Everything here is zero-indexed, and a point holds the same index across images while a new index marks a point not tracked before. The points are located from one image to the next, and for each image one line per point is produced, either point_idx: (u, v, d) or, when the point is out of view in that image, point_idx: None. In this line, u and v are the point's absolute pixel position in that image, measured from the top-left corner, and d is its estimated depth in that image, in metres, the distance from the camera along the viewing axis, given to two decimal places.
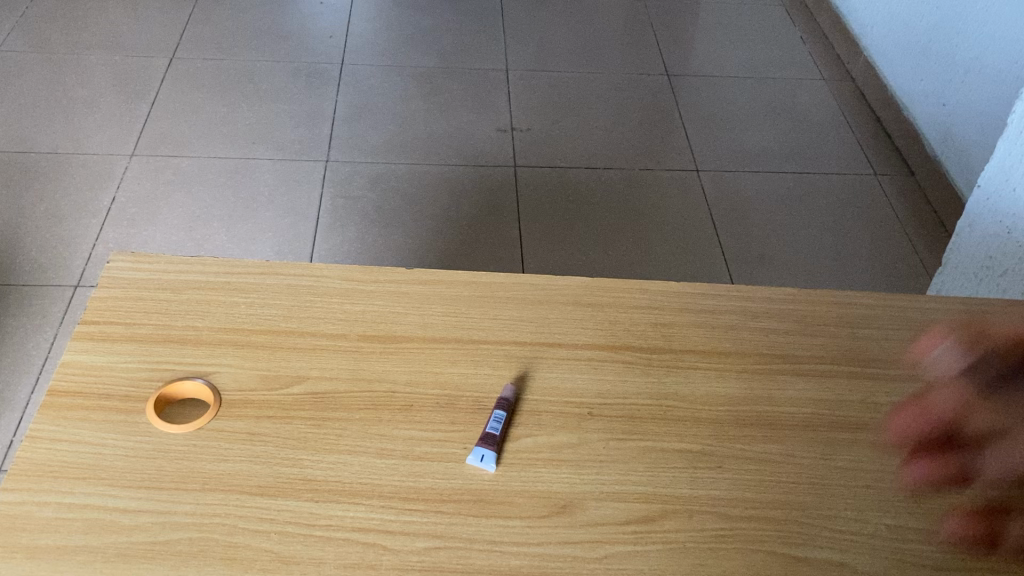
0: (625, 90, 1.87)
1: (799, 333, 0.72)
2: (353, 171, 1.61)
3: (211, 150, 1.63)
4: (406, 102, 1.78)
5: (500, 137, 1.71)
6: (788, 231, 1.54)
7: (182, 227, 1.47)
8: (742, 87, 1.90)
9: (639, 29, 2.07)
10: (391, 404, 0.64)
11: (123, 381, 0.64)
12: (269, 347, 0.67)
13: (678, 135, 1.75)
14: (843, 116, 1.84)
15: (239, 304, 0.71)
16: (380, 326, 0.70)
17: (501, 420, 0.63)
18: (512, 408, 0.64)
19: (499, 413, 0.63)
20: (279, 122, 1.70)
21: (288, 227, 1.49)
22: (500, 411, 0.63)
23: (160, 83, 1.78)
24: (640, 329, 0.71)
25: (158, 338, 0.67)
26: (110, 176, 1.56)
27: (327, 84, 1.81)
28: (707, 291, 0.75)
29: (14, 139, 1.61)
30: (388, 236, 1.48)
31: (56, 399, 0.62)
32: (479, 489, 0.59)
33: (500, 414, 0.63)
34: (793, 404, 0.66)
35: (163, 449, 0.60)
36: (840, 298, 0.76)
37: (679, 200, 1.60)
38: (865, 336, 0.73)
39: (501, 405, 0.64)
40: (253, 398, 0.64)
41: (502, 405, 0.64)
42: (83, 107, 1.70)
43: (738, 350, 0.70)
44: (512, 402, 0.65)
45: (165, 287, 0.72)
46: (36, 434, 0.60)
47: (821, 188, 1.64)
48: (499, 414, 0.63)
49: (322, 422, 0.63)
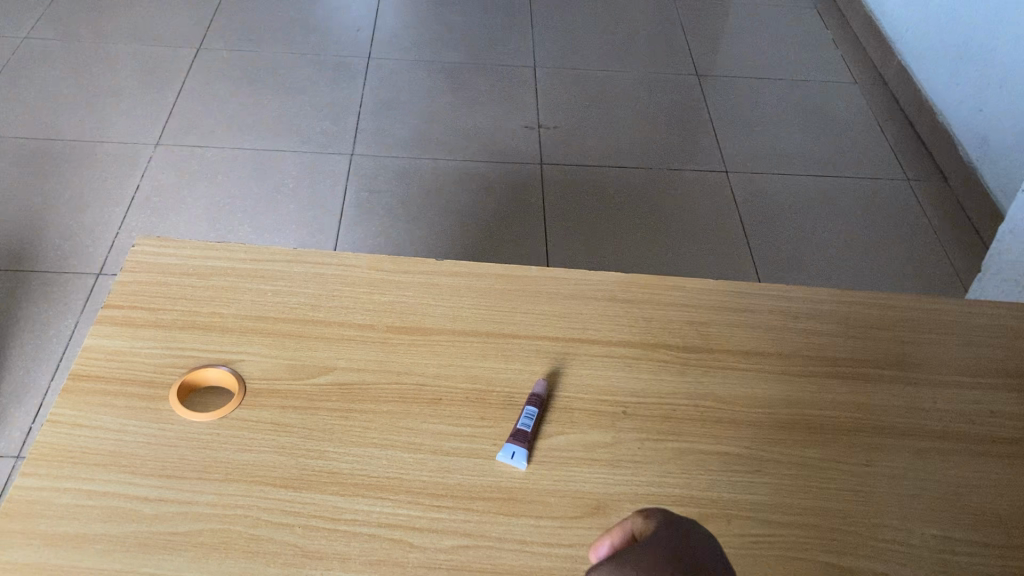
0: (653, 89, 1.84)
1: (840, 335, 0.70)
2: (379, 165, 1.60)
3: (236, 141, 1.62)
4: (433, 97, 1.77)
5: (526, 133, 1.70)
6: (818, 236, 1.52)
7: (206, 218, 1.46)
8: (773, 89, 1.87)
9: (669, 28, 2.04)
10: (420, 397, 0.62)
11: (146, 367, 0.62)
12: (296, 336, 0.66)
13: (706, 136, 1.73)
14: (875, 120, 1.81)
15: (266, 291, 0.69)
16: (409, 317, 0.68)
17: (532, 417, 0.61)
18: (545, 405, 0.62)
19: (530, 410, 0.61)
20: (304, 114, 1.69)
21: (312, 220, 1.48)
22: (531, 408, 0.61)
23: (186, 73, 1.77)
24: (676, 327, 0.69)
25: (182, 324, 0.66)
26: (134, 165, 1.55)
27: (354, 77, 1.80)
28: (746, 289, 0.73)
29: (41, 126, 1.61)
30: (412, 230, 1.47)
31: (78, 383, 0.61)
32: (508, 487, 0.57)
33: (531, 410, 0.61)
34: (834, 408, 0.64)
35: (186, 438, 0.59)
36: (882, 301, 0.74)
37: (706, 200, 1.57)
38: (907, 340, 0.70)
39: (533, 401, 0.62)
40: (279, 388, 0.62)
41: (534, 401, 0.62)
42: (110, 95, 1.70)
43: (778, 351, 0.68)
44: (544, 399, 0.63)
45: (190, 271, 0.70)
46: (57, 419, 0.59)
47: (852, 193, 1.61)
48: (529, 410, 0.61)
49: (349, 414, 0.61)
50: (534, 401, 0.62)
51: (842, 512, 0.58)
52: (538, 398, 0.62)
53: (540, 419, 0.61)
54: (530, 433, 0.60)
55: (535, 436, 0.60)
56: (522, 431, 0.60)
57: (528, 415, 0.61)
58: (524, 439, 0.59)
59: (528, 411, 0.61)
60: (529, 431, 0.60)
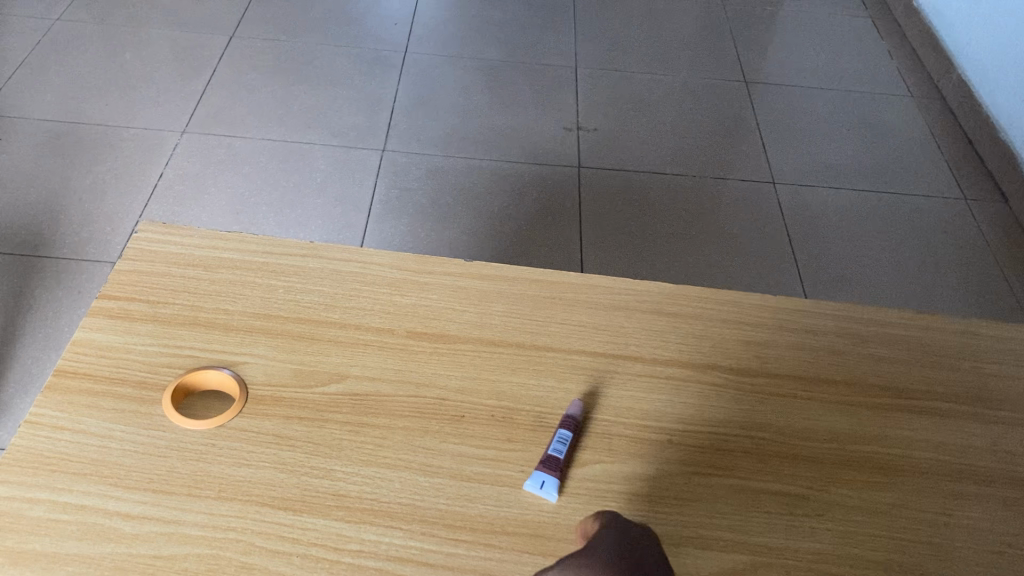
0: (698, 95, 1.77)
1: (914, 363, 0.62)
2: (410, 162, 1.54)
3: (265, 131, 1.57)
4: (469, 95, 1.71)
5: (564, 135, 1.63)
6: (870, 253, 1.43)
7: (229, 209, 1.41)
8: (824, 99, 1.79)
9: (717, 32, 1.97)
10: (440, 413, 0.56)
11: (140, 366, 0.56)
12: (307, 338, 0.59)
13: (752, 145, 1.65)
14: (932, 135, 1.72)
15: (277, 287, 0.63)
16: (432, 322, 0.62)
17: (565, 441, 0.54)
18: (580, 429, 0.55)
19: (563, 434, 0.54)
20: (336, 108, 1.64)
21: (339, 216, 1.42)
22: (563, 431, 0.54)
23: (218, 61, 1.72)
24: (730, 347, 0.62)
25: (183, 320, 0.59)
26: (160, 151, 1.51)
27: (389, 72, 1.74)
28: (808, 307, 0.65)
29: (67, 109, 1.57)
30: (442, 231, 1.41)
31: (63, 380, 0.55)
32: (536, 521, 0.50)
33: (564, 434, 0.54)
34: (907, 446, 0.57)
35: (178, 447, 0.52)
36: (959, 326, 0.66)
37: (751, 211, 1.50)
38: (988, 372, 0.62)
39: (566, 423, 0.55)
40: (284, 396, 0.56)
41: (567, 424, 0.55)
42: (139, 81, 1.65)
43: (844, 379, 0.61)
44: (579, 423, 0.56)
45: (196, 263, 0.64)
46: (35, 421, 0.53)
47: (906, 209, 1.53)
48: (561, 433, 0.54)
49: (360, 429, 0.54)
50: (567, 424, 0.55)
51: (915, 568, 0.50)
52: (572, 420, 0.55)
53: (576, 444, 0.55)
54: (562, 459, 0.53)
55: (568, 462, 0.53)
56: (555, 457, 0.53)
57: (560, 439, 0.54)
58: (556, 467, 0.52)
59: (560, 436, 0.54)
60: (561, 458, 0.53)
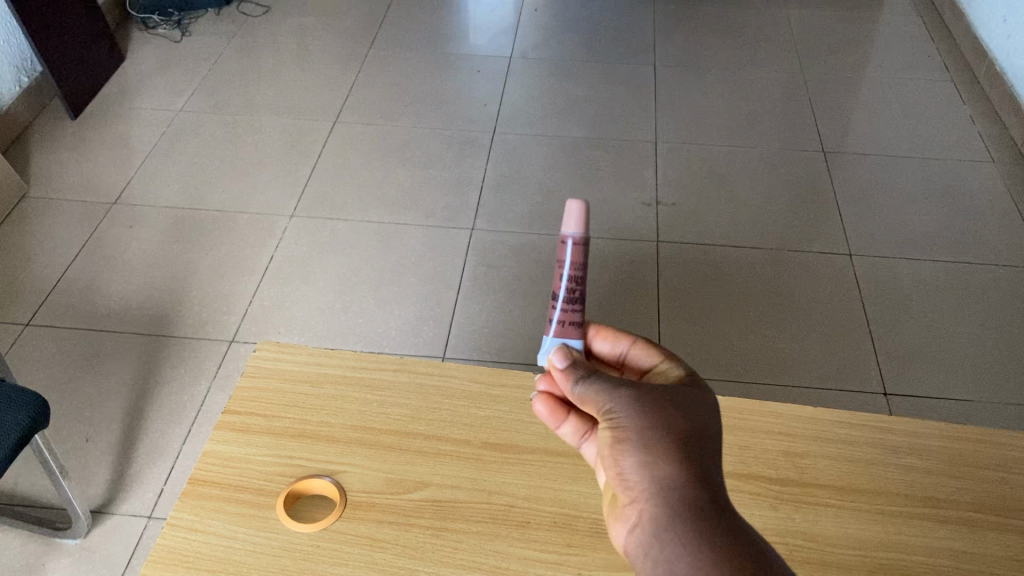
0: (776, 167, 1.82)
1: (943, 474, 0.68)
2: (498, 240, 1.64)
3: (365, 214, 1.70)
4: (554, 172, 1.81)
5: (644, 210, 1.71)
6: (946, 326, 1.45)
7: (333, 289, 1.54)
8: (904, 168, 1.82)
9: (796, 102, 2.02)
10: (508, 519, 0.64)
11: (257, 475, 0.67)
12: (397, 449, 0.69)
13: (830, 215, 1.69)
14: (1016, 203, 1.72)
15: (372, 401, 0.73)
16: (503, 434, 0.71)
17: (551, 346, 0.61)
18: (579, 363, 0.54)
19: (633, 351, 0.62)
20: (429, 189, 1.76)
21: (432, 294, 1.53)
22: (637, 360, 0.61)
23: (323, 147, 1.87)
24: (771, 458, 0.69)
25: (293, 433, 0.70)
26: (271, 234, 1.65)
27: (479, 153, 1.86)
28: (844, 420, 0.72)
29: (189, 198, 1.74)
30: (526, 308, 1.50)
31: (196, 488, 0.66)
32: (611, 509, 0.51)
33: (631, 352, 0.62)
34: (931, 554, 0.63)
35: (288, 548, 0.62)
36: (989, 437, 0.71)
37: (828, 284, 1.54)
38: (1017, 484, 0.67)
39: (571, 307, 0.60)
40: (376, 501, 0.65)
41: (552, 305, 0.62)
42: (253, 168, 1.82)
43: (875, 488, 0.67)
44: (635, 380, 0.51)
45: (304, 379, 0.74)
46: (175, 523, 0.63)
47: (984, 280, 1.54)
48: (640, 356, 0.61)
49: (440, 532, 0.63)
50: (563, 304, 0.60)
51: None
52: (554, 294, 0.61)
53: (594, 407, 0.51)
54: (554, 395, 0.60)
55: (543, 392, 0.60)
56: (569, 411, 0.58)
57: (554, 341, 0.61)
58: (559, 421, 0.58)
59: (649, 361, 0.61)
60: (562, 406, 0.58)
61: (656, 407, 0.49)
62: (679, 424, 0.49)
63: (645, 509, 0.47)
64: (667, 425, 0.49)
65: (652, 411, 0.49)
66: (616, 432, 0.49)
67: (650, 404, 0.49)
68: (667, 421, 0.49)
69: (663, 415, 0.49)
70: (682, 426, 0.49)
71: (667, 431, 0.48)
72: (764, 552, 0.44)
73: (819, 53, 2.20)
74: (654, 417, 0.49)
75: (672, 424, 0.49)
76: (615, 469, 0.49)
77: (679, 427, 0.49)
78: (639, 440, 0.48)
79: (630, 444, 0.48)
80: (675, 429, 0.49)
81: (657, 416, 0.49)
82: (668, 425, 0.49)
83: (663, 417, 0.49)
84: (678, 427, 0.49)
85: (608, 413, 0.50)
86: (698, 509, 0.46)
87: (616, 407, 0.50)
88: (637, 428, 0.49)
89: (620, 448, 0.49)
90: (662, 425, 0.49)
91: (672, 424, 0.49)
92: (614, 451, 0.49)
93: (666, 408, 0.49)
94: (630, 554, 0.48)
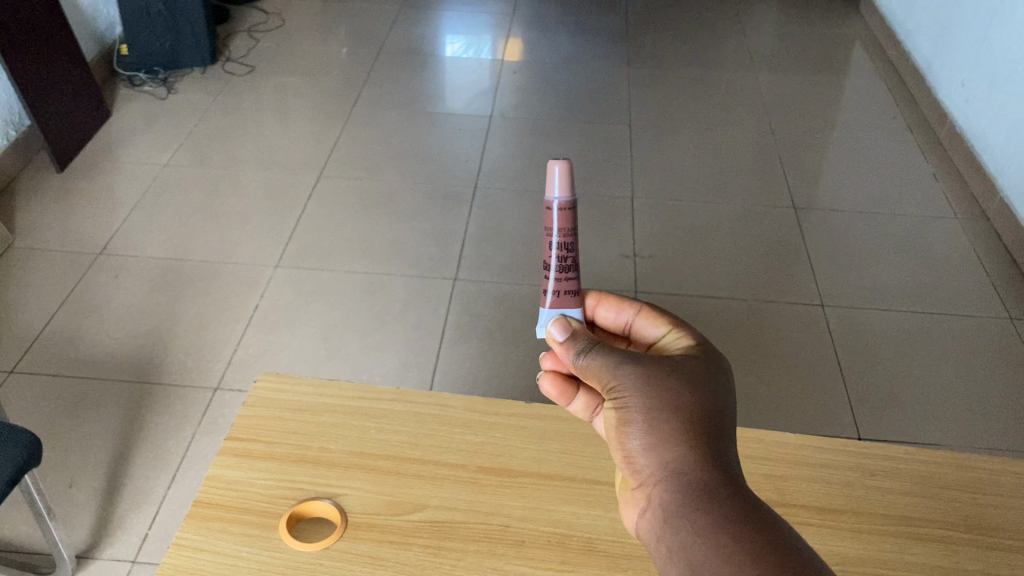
0: (750, 222, 1.88)
1: (917, 495, 0.71)
2: (480, 290, 1.68)
3: (349, 265, 1.73)
4: (534, 226, 1.85)
5: (622, 262, 1.75)
6: (917, 374, 1.50)
7: (317, 336, 1.56)
8: (872, 224, 1.88)
9: (768, 161, 2.09)
10: (505, 538, 0.67)
11: (259, 497, 0.69)
12: (395, 473, 0.71)
13: (803, 268, 1.75)
14: (977, 257, 1.79)
15: (370, 428, 0.75)
16: (498, 459, 0.73)
17: (549, 316, 0.66)
18: (579, 334, 0.59)
19: (637, 320, 0.66)
20: (413, 242, 1.79)
21: (415, 342, 1.55)
22: (642, 330, 0.65)
23: (308, 201, 1.91)
24: (755, 480, 0.72)
25: (295, 458, 0.72)
26: (256, 284, 1.67)
27: (461, 207, 1.91)
28: (822, 445, 0.75)
29: (174, 250, 1.76)
30: (508, 356, 1.53)
31: (201, 510, 0.68)
32: (626, 491, 0.55)
33: (637, 321, 0.65)
34: (907, 569, 0.66)
35: (292, 566, 0.64)
36: (959, 460, 0.75)
37: (802, 333, 1.58)
38: (987, 504, 0.71)
39: (564, 275, 0.64)
40: (376, 522, 0.67)
41: (547, 275, 0.66)
42: (237, 220, 1.84)
43: (854, 509, 0.70)
44: (642, 358, 0.55)
45: (305, 408, 0.77)
46: (180, 543, 0.65)
47: (951, 330, 1.60)
48: (643, 323, 0.65)
49: (439, 551, 0.66)
50: (556, 273, 0.64)
51: None
52: (547, 264, 0.65)
53: (604, 388, 0.55)
54: (561, 371, 0.65)
55: (550, 369, 0.65)
56: (577, 389, 0.65)
57: (552, 312, 0.66)
58: (568, 398, 0.65)
59: (654, 330, 0.64)
60: (568, 386, 0.65)
61: (661, 387, 0.53)
62: (684, 402, 0.52)
63: (657, 491, 0.51)
64: (672, 404, 0.52)
65: (657, 391, 0.52)
66: (624, 415, 0.53)
67: (655, 384, 0.53)
68: (671, 401, 0.52)
69: (668, 395, 0.52)
70: (687, 403, 0.52)
71: (671, 411, 0.52)
72: (771, 526, 0.47)
73: (788, 115, 2.28)
74: (659, 399, 0.52)
75: (678, 404, 0.52)
76: (628, 452, 0.53)
77: (684, 407, 0.52)
78: (649, 423, 0.52)
79: (637, 427, 0.52)
80: (679, 408, 0.52)
81: (663, 397, 0.52)
82: (673, 404, 0.52)
83: (668, 397, 0.52)
84: (683, 406, 0.52)
85: (616, 395, 0.54)
86: (707, 489, 0.49)
87: (624, 389, 0.54)
88: (643, 408, 0.52)
89: (629, 431, 0.53)
90: (668, 405, 0.52)
91: (678, 404, 0.52)
92: (626, 434, 0.53)
93: (670, 387, 0.53)
94: (645, 536, 0.52)
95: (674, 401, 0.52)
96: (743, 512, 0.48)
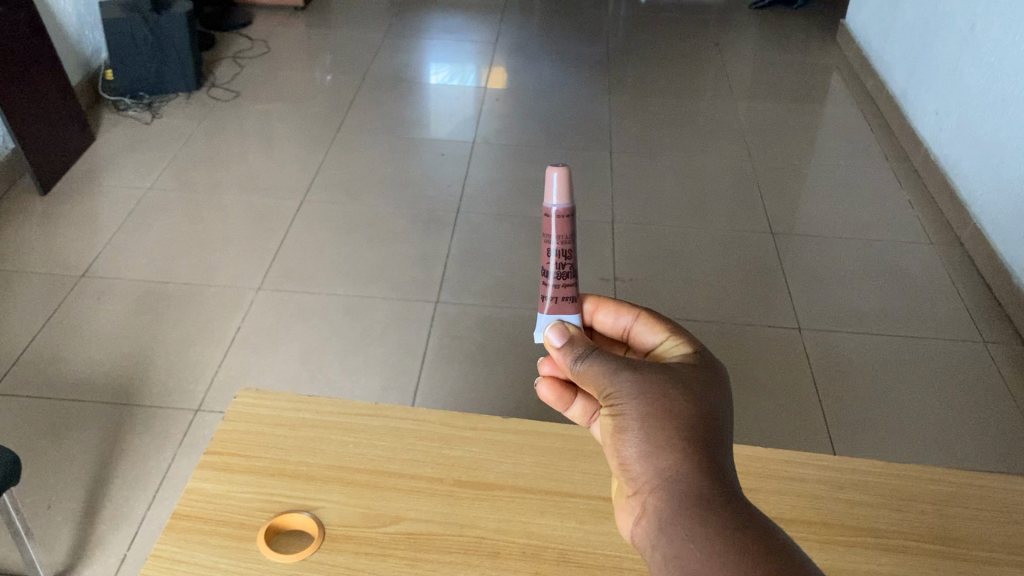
0: (729, 247, 1.90)
1: (884, 507, 0.73)
2: (461, 313, 1.69)
3: (332, 288, 1.74)
4: (516, 250, 1.87)
5: (602, 285, 1.77)
6: (891, 396, 1.52)
7: (299, 358, 1.56)
8: (848, 250, 1.91)
9: (746, 187, 2.12)
10: (480, 550, 0.68)
11: (237, 510, 0.70)
12: (372, 487, 0.72)
13: (780, 292, 1.77)
14: (951, 282, 1.82)
15: (349, 443, 0.76)
16: (474, 473, 0.74)
17: (547, 321, 0.68)
18: (576, 340, 0.60)
19: (635, 326, 0.66)
20: (395, 265, 1.81)
21: (396, 365, 1.56)
22: (640, 336, 0.66)
23: (290, 224, 1.92)
24: None
25: (273, 471, 0.73)
26: (238, 306, 1.68)
27: (443, 231, 1.92)
28: (793, 459, 0.77)
29: (156, 272, 1.76)
30: (488, 378, 1.54)
31: (179, 522, 0.68)
32: (622, 498, 0.56)
33: (635, 327, 0.66)
34: None
35: None
36: (926, 474, 0.76)
37: (779, 356, 1.60)
38: (953, 516, 0.72)
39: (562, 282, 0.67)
40: (353, 534, 0.68)
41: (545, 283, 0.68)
42: (220, 243, 1.86)
43: (822, 521, 0.71)
44: (639, 366, 0.56)
45: (284, 422, 0.78)
46: (158, 554, 0.66)
47: (926, 353, 1.62)
48: (640, 328, 0.66)
49: (415, 562, 0.66)
50: (554, 280, 0.67)
51: None
52: (545, 271, 0.67)
53: (602, 396, 0.56)
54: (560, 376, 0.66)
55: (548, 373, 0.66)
56: (575, 394, 0.66)
57: (550, 317, 0.68)
58: (566, 403, 0.66)
59: (651, 337, 0.65)
60: (565, 391, 0.65)
61: (658, 395, 0.54)
62: (679, 410, 0.53)
63: (651, 498, 0.52)
64: (668, 413, 0.53)
65: (653, 399, 0.54)
66: (621, 422, 0.54)
67: (652, 392, 0.54)
68: (667, 408, 0.53)
69: (664, 404, 0.53)
70: (682, 411, 0.53)
71: (666, 418, 0.53)
72: (762, 532, 0.48)
73: (766, 142, 2.32)
74: (655, 406, 0.53)
75: (673, 412, 0.53)
76: (623, 460, 0.54)
77: (679, 415, 0.53)
78: (645, 430, 0.53)
79: (633, 434, 0.54)
80: (675, 416, 0.53)
81: (660, 404, 0.53)
82: (668, 412, 0.53)
83: (664, 404, 0.53)
84: (677, 414, 0.53)
85: (613, 402, 0.55)
86: (699, 494, 0.50)
87: (621, 396, 0.55)
88: (639, 416, 0.54)
89: (625, 438, 0.54)
90: (664, 412, 0.53)
91: (673, 411, 0.53)
92: (622, 441, 0.54)
93: (666, 394, 0.54)
94: (640, 545, 0.53)
95: (670, 408, 0.53)
96: (735, 519, 0.49)
